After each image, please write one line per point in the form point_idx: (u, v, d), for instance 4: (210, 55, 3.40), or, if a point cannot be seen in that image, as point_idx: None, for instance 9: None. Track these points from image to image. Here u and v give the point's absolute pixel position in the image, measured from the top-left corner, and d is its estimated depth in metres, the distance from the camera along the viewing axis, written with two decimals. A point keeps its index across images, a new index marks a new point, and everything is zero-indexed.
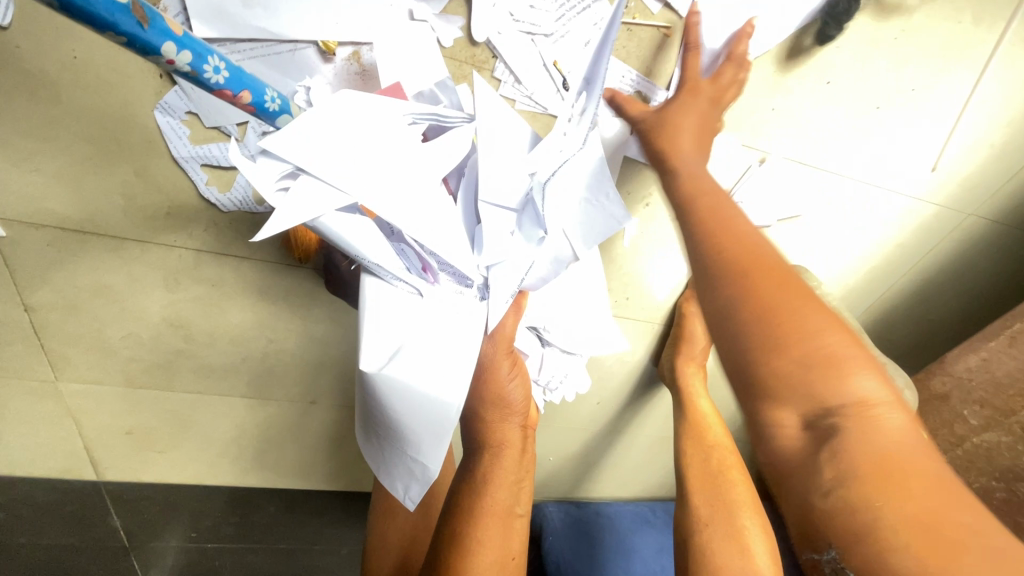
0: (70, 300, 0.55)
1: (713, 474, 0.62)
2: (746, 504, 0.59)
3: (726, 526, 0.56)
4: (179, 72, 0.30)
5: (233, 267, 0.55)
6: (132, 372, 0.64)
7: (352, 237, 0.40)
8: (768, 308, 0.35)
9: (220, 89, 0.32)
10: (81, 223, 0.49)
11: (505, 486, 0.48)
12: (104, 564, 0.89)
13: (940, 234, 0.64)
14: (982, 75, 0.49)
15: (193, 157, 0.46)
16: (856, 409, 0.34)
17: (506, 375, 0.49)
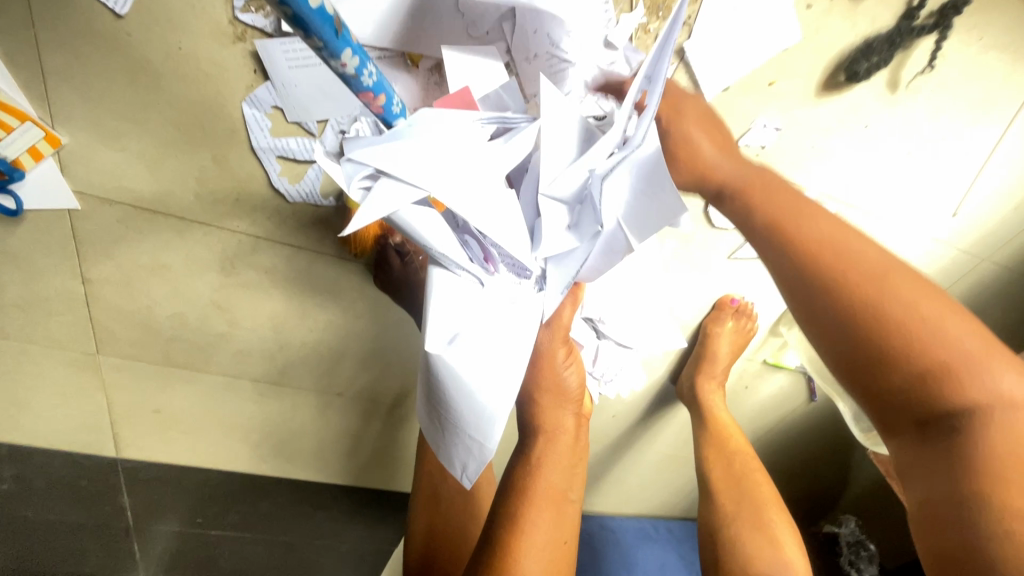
0: (127, 275, 0.57)
1: (736, 478, 0.67)
2: (771, 500, 0.66)
3: (754, 515, 0.64)
4: (342, 73, 0.34)
5: (288, 256, 0.57)
6: (171, 350, 0.66)
7: (423, 228, 0.42)
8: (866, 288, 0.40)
9: (364, 91, 0.36)
10: (154, 202, 0.51)
11: (558, 471, 0.52)
12: (109, 544, 0.89)
13: (955, 271, 0.68)
14: (1007, 128, 0.52)
15: (271, 148, 0.48)
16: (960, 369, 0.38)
17: (561, 363, 0.52)
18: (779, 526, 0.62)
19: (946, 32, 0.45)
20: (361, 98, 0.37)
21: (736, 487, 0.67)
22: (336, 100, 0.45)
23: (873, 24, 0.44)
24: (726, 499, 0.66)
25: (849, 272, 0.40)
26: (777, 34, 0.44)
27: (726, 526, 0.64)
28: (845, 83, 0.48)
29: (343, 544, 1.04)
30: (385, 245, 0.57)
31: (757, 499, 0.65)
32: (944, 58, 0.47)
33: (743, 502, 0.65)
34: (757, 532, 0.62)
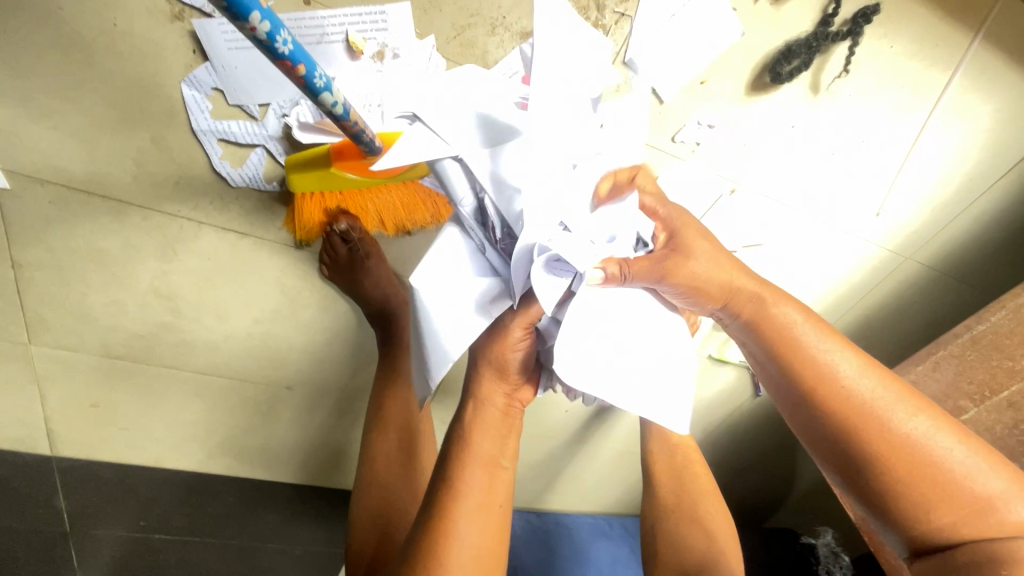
0: (61, 261, 0.56)
1: (678, 470, 0.69)
2: (709, 492, 0.68)
3: (691, 509, 0.66)
4: (254, 40, 0.31)
5: (231, 242, 0.56)
6: (110, 341, 0.64)
7: (462, 186, 0.46)
8: (819, 376, 0.44)
9: (280, 61, 0.33)
10: (89, 183, 0.50)
11: (489, 437, 0.51)
12: (42, 552, 0.85)
13: (880, 268, 0.72)
14: (923, 128, 0.55)
15: (212, 131, 0.48)
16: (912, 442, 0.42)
17: (515, 341, 0.49)
18: (711, 518, 0.65)
19: (857, 39, 0.48)
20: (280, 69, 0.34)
21: (676, 474, 0.68)
22: (276, 84, 0.45)
23: (793, 27, 0.47)
24: (664, 492, 0.67)
25: (812, 366, 0.45)
26: (709, 34, 0.47)
27: (664, 518, 0.66)
28: (771, 84, 0.51)
29: (296, 548, 1.01)
30: (329, 233, 0.56)
31: (694, 490, 0.67)
32: (857, 63, 0.50)
33: (682, 493, 0.67)
34: (690, 524, 0.64)
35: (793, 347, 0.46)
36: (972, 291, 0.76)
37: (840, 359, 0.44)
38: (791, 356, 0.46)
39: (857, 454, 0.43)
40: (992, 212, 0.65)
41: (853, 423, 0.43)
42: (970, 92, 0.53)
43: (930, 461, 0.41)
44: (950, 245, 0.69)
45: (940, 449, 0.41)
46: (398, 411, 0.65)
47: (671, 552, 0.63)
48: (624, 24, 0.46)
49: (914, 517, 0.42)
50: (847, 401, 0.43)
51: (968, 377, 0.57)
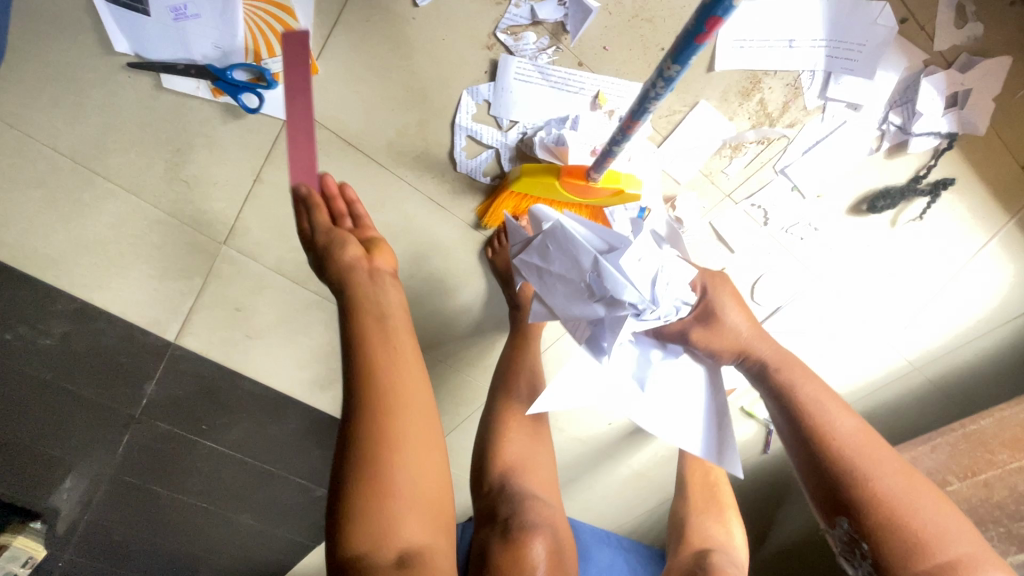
0: (292, 186, 0.68)
1: (710, 483, 0.80)
2: (730, 506, 0.79)
3: (716, 514, 0.77)
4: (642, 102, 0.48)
5: (429, 209, 0.70)
6: (286, 259, 0.76)
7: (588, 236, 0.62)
8: (817, 424, 0.59)
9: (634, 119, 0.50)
10: (354, 136, 0.64)
11: (404, 366, 0.58)
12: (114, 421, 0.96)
13: (893, 371, 0.90)
14: (963, 266, 0.74)
15: (466, 128, 0.63)
16: (885, 499, 0.54)
17: (367, 276, 0.62)
18: (731, 523, 0.76)
19: (935, 197, 0.66)
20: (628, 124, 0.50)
21: (706, 491, 0.80)
22: (533, 112, 0.61)
23: (895, 176, 0.65)
24: (697, 498, 0.78)
25: (807, 412, 0.60)
26: (836, 162, 0.65)
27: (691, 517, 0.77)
28: (865, 211, 0.69)
29: (316, 490, 1.15)
30: (508, 225, 0.71)
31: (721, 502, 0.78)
32: (930, 213, 0.68)
33: (710, 501, 0.78)
34: (719, 524, 0.75)
35: (789, 384, 0.63)
36: (955, 407, 0.95)
37: (842, 416, 0.59)
38: (794, 405, 0.61)
39: (849, 498, 0.55)
40: (987, 347, 0.85)
41: (820, 448, 0.58)
42: (1000, 251, 0.72)
43: (886, 492, 0.54)
44: (950, 367, 0.88)
45: (909, 504, 0.54)
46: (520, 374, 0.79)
47: (695, 538, 0.74)
48: (782, 141, 0.63)
49: (899, 555, 0.52)
50: (822, 427, 0.59)
51: (956, 462, 0.77)
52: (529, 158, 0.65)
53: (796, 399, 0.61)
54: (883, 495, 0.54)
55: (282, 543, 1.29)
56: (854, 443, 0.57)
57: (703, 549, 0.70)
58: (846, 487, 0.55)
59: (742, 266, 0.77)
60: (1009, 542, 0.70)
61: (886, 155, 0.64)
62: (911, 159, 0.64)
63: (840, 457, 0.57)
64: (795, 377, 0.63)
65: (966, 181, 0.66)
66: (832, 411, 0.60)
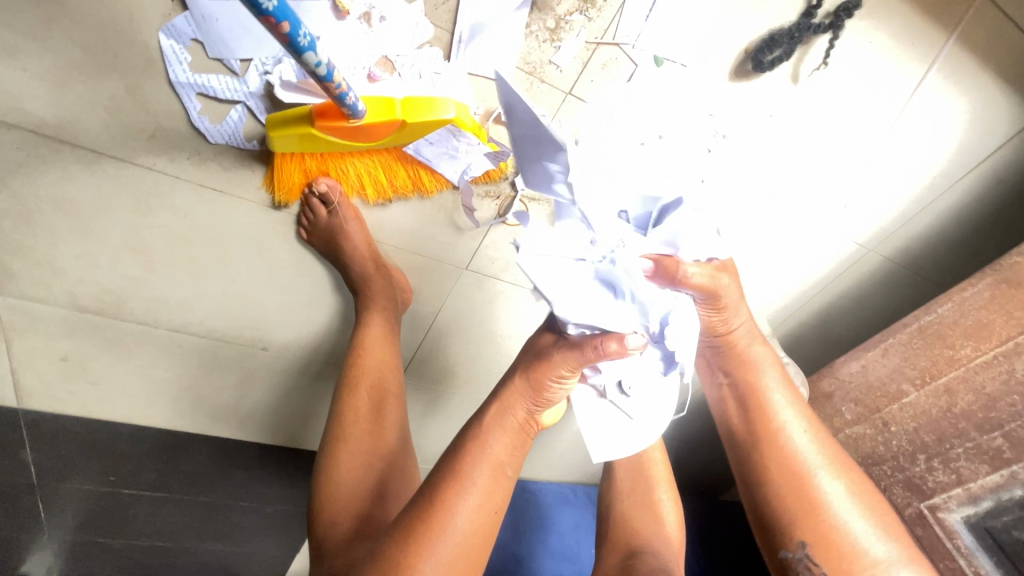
0: (27, 209, 0.54)
1: (637, 455, 0.69)
2: (663, 479, 0.69)
3: (643, 496, 0.67)
4: None
5: (207, 199, 0.56)
6: (80, 294, 0.63)
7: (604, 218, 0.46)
8: (763, 415, 0.58)
9: (266, 16, 0.32)
10: (59, 130, 0.48)
11: (479, 505, 0.48)
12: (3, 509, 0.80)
13: (845, 259, 0.76)
14: (902, 111, 0.57)
15: (191, 84, 0.47)
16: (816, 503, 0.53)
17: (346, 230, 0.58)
18: (664, 504, 0.67)
19: (838, 32, 0.49)
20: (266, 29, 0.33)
21: (635, 464, 0.69)
22: (262, 39, 0.44)
23: (779, 16, 0.48)
24: (623, 480, 0.68)
25: (759, 401, 0.59)
26: (696, 12, 0.47)
27: (620, 505, 0.68)
28: (753, 72, 0.52)
29: (266, 506, 1.10)
30: (308, 195, 0.56)
31: (648, 479, 0.68)
32: (835, 55, 0.51)
33: (638, 482, 0.68)
34: (648, 511, 0.66)
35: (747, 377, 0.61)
36: (928, 285, 0.80)
37: (794, 424, 0.58)
38: (750, 390, 0.60)
39: (784, 494, 0.55)
40: (953, 212, 0.69)
41: (765, 455, 0.57)
42: (946, 82, 0.55)
43: (822, 499, 0.53)
44: (912, 242, 0.73)
45: (845, 517, 0.52)
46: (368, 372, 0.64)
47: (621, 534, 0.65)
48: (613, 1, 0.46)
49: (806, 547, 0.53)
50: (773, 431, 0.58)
51: (912, 362, 0.67)
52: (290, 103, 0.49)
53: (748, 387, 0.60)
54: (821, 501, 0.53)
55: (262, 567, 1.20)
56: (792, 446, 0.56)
57: (631, 555, 0.61)
58: (775, 487, 0.56)
59: None
60: (978, 460, 0.61)
61: None
62: None
63: (782, 456, 0.56)
64: (759, 359, 0.61)
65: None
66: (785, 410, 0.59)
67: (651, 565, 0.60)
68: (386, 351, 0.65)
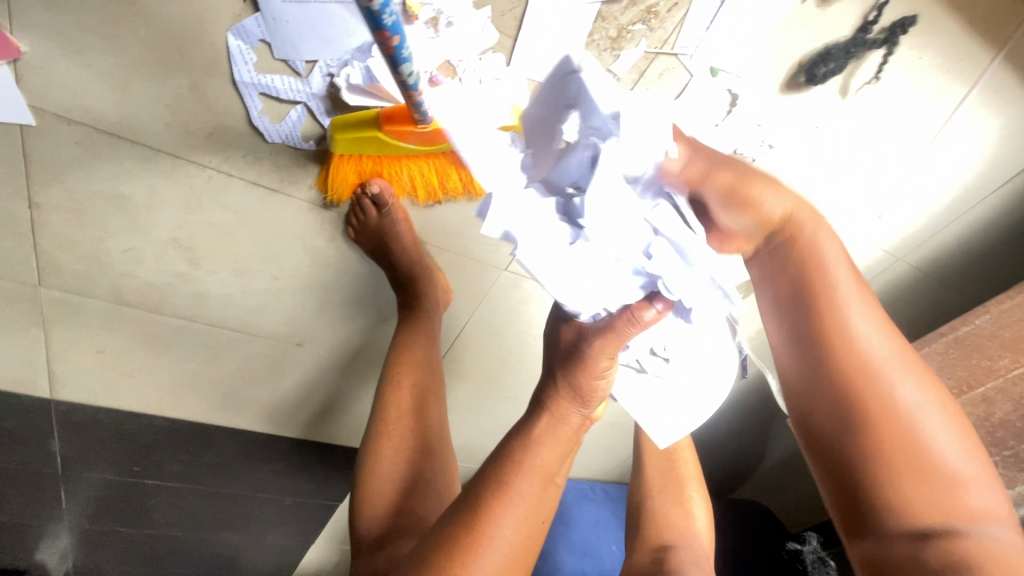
0: (79, 204, 0.54)
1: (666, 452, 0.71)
2: (692, 478, 0.70)
3: (674, 494, 0.68)
4: (362, 7, 0.31)
5: (259, 197, 0.56)
6: (123, 288, 0.63)
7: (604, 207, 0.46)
8: (818, 304, 0.44)
9: (382, 31, 0.32)
10: (119, 127, 0.49)
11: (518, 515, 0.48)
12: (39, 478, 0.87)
13: (874, 267, 0.77)
14: (945, 126, 0.58)
15: (254, 84, 0.47)
16: (898, 426, 0.40)
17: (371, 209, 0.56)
18: (693, 501, 0.68)
19: (892, 48, 0.50)
20: (378, 42, 0.33)
21: (665, 461, 0.70)
22: (333, 45, 0.45)
23: (836, 31, 0.49)
24: (653, 475, 0.69)
25: (820, 289, 0.44)
26: (756, 25, 0.48)
27: (647, 501, 0.69)
28: (805, 85, 0.52)
29: (285, 500, 1.09)
30: (359, 196, 0.57)
31: (678, 477, 0.69)
32: (887, 72, 0.52)
33: (668, 478, 0.69)
34: (676, 507, 0.67)
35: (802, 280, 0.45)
36: (951, 295, 0.82)
37: (867, 328, 0.42)
38: (793, 281, 0.45)
39: (842, 420, 0.42)
40: (982, 225, 0.71)
41: (831, 353, 0.43)
42: (990, 100, 0.56)
43: (898, 414, 0.40)
44: (939, 252, 0.75)
45: (930, 428, 0.40)
46: (409, 372, 0.65)
47: (651, 528, 0.66)
48: (677, 13, 0.47)
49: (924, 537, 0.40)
50: (862, 360, 0.42)
51: (948, 371, 0.66)
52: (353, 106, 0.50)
53: (797, 277, 0.45)
54: (903, 418, 0.40)
55: (275, 553, 1.22)
56: (865, 354, 0.42)
57: (661, 553, 0.62)
58: (840, 411, 0.42)
59: None
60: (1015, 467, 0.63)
61: (819, 6, 0.47)
62: (854, 1, 0.47)
63: (847, 370, 0.42)
64: (819, 240, 0.45)
65: (933, 18, 0.48)
66: (855, 316, 0.43)
67: (681, 561, 0.61)
68: (430, 354, 0.67)
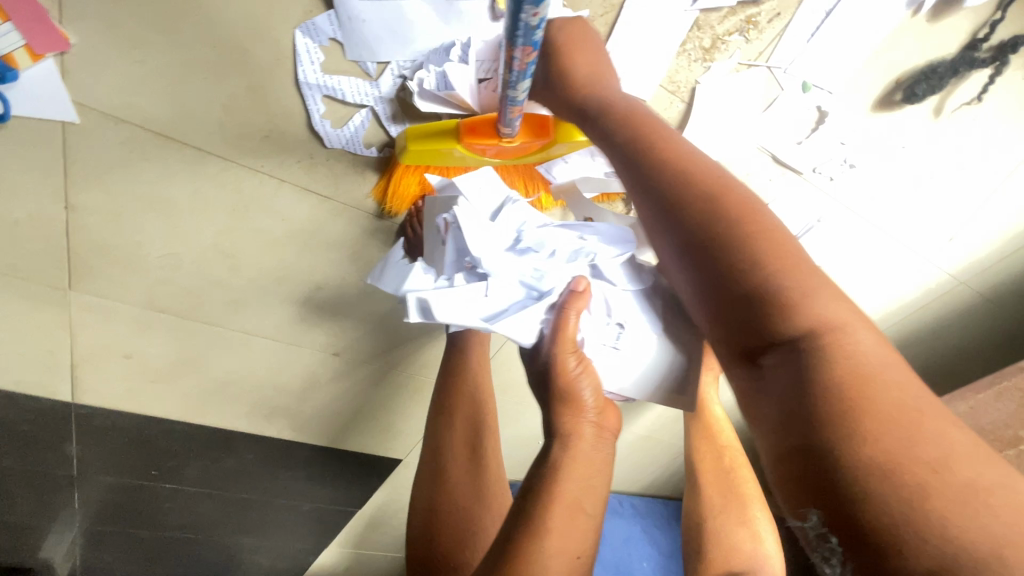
0: (118, 206, 0.50)
1: (726, 471, 0.69)
2: (755, 495, 0.69)
3: (739, 512, 0.67)
4: (518, 20, 0.29)
5: (310, 204, 0.53)
6: (157, 294, 0.59)
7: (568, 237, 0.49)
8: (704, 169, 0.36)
9: (521, 45, 0.31)
10: (168, 127, 0.45)
11: None
12: (48, 479, 0.85)
13: (935, 291, 0.75)
14: None
15: (318, 86, 0.43)
16: (819, 319, 0.31)
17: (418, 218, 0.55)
18: (759, 521, 0.66)
19: (1000, 67, 0.47)
20: (514, 56, 0.32)
21: (724, 479, 0.69)
22: (411, 48, 0.43)
23: (942, 47, 0.46)
24: (714, 496, 0.68)
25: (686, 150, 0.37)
26: (861, 37, 0.45)
27: (712, 522, 0.67)
28: (900, 103, 0.49)
29: (303, 506, 1.07)
30: (419, 208, 0.55)
31: (741, 496, 0.68)
32: (991, 91, 0.49)
33: (730, 497, 0.67)
34: (742, 527, 0.66)
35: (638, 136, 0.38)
36: (1004, 317, 0.81)
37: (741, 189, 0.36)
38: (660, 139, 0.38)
39: (735, 283, 0.33)
40: None
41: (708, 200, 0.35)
42: None
43: (800, 276, 0.32)
44: (1001, 275, 0.73)
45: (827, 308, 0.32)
46: (463, 400, 0.61)
47: (717, 551, 0.64)
48: (775, 24, 0.44)
49: (883, 472, 0.26)
50: (759, 225, 0.34)
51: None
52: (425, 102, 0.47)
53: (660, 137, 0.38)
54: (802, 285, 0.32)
55: (289, 556, 1.20)
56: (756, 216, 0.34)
57: None
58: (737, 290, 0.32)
59: None
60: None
61: (928, 19, 0.44)
62: (964, 16, 0.44)
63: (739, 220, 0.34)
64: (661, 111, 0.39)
65: None
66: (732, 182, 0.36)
67: None
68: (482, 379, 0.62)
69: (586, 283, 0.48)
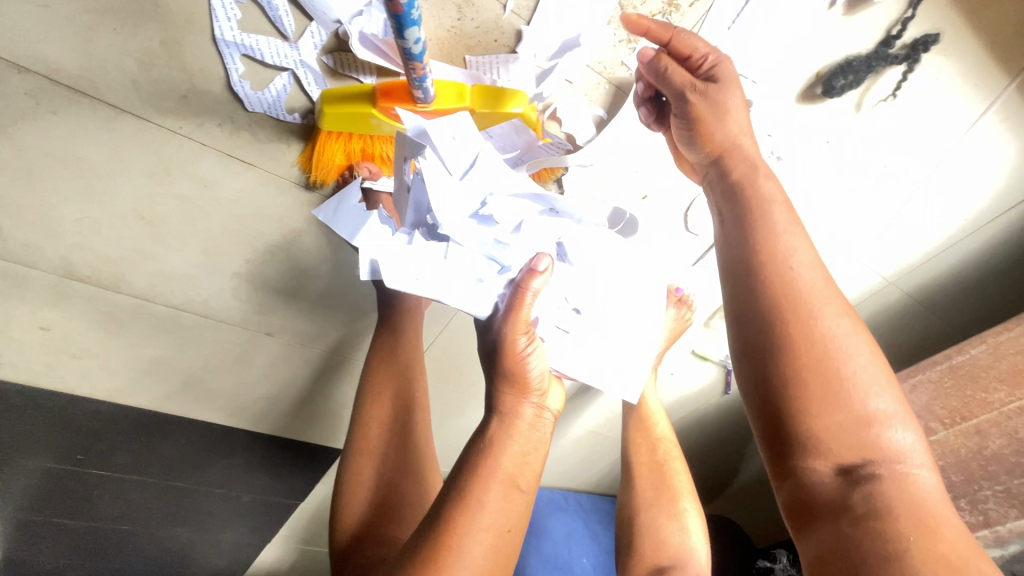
0: (27, 163, 0.48)
1: (658, 464, 0.69)
2: (685, 489, 0.68)
3: (669, 506, 0.66)
4: None
5: (234, 172, 0.51)
6: (74, 261, 0.57)
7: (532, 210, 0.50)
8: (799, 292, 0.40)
9: None
10: (76, 79, 0.43)
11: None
12: None
13: (867, 291, 0.77)
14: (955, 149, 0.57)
15: (236, 45, 0.43)
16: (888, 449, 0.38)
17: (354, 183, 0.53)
18: (687, 515, 0.66)
19: (912, 65, 0.48)
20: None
21: (655, 473, 0.69)
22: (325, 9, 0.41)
23: (857, 43, 0.47)
24: (645, 488, 0.68)
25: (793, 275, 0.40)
26: (778, 27, 0.46)
27: (640, 516, 0.66)
28: (820, 97, 0.51)
29: (242, 497, 1.03)
30: (346, 179, 0.53)
31: (670, 489, 0.67)
32: (905, 88, 0.50)
33: (660, 489, 0.67)
34: (668, 521, 0.65)
35: (762, 231, 0.42)
36: (928, 319, 0.85)
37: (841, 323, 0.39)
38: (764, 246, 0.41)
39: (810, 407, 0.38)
40: (966, 249, 0.72)
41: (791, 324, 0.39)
42: (1002, 125, 0.55)
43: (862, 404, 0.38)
44: (927, 276, 0.76)
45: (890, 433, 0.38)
46: (389, 382, 0.61)
47: (642, 544, 0.64)
48: (697, 8, 0.45)
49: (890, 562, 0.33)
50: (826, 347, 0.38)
51: (941, 402, 0.74)
52: (350, 60, 0.45)
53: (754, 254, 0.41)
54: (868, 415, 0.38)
55: (225, 552, 1.16)
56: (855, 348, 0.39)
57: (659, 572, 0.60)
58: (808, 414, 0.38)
59: (666, 190, 0.61)
60: (1008, 504, 0.67)
61: (844, 12, 0.45)
62: (880, 12, 0.45)
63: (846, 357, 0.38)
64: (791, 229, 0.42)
65: (952, 37, 0.47)
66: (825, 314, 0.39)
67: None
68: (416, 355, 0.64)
69: (548, 262, 0.46)
